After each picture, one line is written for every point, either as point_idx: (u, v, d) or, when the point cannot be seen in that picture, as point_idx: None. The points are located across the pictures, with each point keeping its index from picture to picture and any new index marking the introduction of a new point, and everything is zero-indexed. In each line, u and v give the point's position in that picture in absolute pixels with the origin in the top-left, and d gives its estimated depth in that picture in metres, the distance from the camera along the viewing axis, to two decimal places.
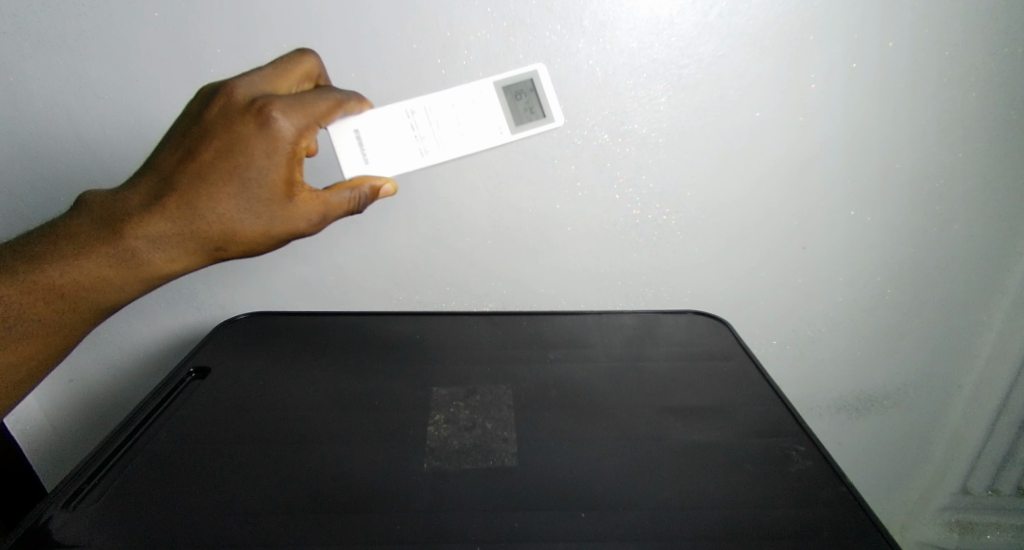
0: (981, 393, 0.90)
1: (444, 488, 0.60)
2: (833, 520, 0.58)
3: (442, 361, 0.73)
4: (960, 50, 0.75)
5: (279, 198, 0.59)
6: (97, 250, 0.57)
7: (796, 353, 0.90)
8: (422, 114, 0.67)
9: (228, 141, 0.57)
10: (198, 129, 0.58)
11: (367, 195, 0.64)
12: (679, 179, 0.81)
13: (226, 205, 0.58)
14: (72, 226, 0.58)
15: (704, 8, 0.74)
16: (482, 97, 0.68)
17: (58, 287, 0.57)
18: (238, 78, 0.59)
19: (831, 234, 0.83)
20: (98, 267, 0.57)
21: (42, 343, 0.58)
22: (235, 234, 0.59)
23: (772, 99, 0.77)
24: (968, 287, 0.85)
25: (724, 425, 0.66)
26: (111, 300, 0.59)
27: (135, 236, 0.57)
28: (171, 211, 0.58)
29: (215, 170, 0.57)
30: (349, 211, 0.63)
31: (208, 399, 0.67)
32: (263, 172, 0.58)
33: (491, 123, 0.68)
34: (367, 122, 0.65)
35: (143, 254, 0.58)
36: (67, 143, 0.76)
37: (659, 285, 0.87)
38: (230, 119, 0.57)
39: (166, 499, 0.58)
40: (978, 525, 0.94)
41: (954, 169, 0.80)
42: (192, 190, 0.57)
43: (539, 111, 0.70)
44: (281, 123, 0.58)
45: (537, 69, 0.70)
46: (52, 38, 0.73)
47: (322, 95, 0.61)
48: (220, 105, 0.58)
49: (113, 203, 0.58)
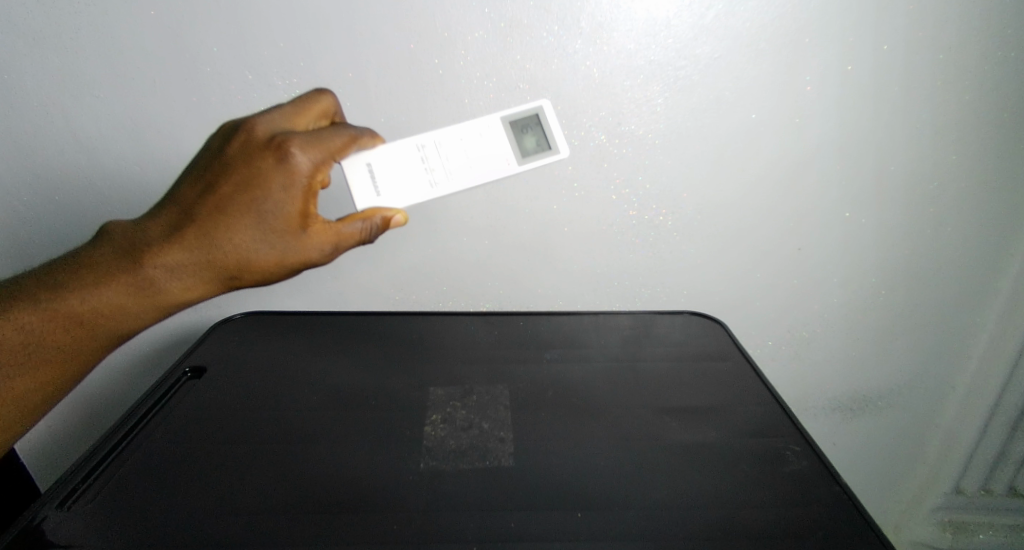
0: (974, 394, 0.91)
1: (440, 487, 0.60)
2: (830, 521, 0.59)
3: (439, 361, 0.73)
4: (952, 54, 0.75)
5: (293, 229, 0.60)
6: (116, 279, 0.58)
7: (789, 354, 0.91)
8: (432, 148, 0.68)
9: (247, 175, 0.58)
10: (217, 163, 0.59)
11: (378, 226, 0.64)
12: (676, 180, 0.81)
13: (242, 235, 0.59)
14: (94, 256, 0.59)
15: (700, 10, 0.74)
16: (490, 131, 0.69)
17: (78, 315, 0.58)
18: (259, 115, 0.60)
19: (825, 236, 0.84)
20: (117, 295, 0.58)
21: (58, 369, 0.58)
22: (249, 263, 0.60)
23: (769, 102, 0.78)
24: (961, 289, 0.86)
25: (719, 425, 0.66)
26: (130, 328, 0.60)
27: (153, 265, 0.58)
28: (189, 241, 0.58)
29: (233, 202, 0.58)
30: (361, 241, 0.64)
31: (204, 400, 0.67)
32: (279, 204, 0.59)
33: (497, 155, 0.69)
34: (379, 156, 0.66)
35: (161, 283, 0.59)
36: (62, 141, 0.76)
37: (655, 286, 0.87)
38: (250, 154, 0.59)
39: (168, 504, 0.58)
40: (970, 525, 0.96)
41: (947, 171, 0.80)
42: (210, 220, 0.58)
43: (545, 144, 0.71)
44: (298, 158, 0.59)
45: (542, 104, 0.72)
46: (47, 36, 0.72)
47: (338, 131, 0.63)
48: (240, 141, 0.59)
49: (134, 233, 0.59)
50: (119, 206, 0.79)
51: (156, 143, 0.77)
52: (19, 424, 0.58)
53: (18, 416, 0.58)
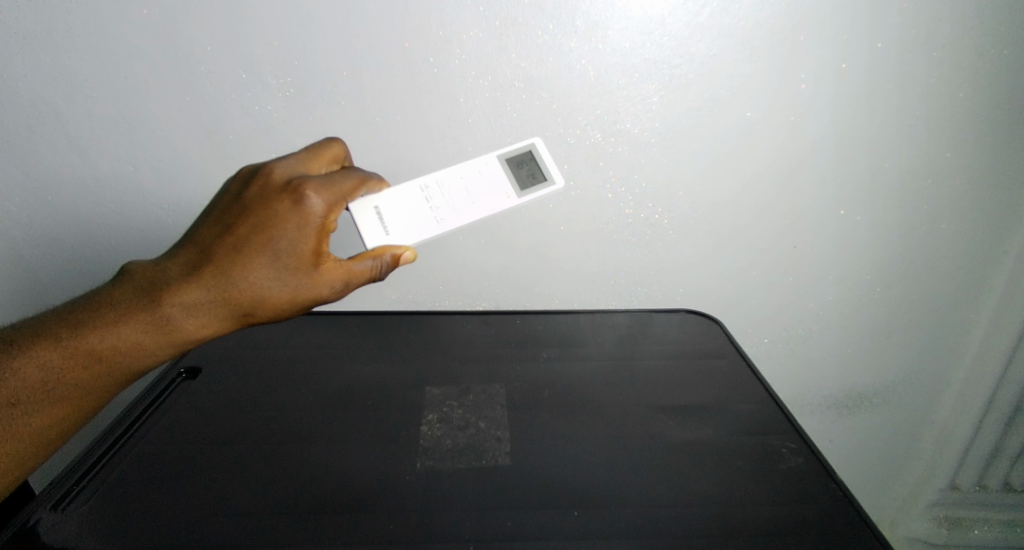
0: (968, 392, 0.91)
1: (435, 488, 0.60)
2: (826, 519, 0.59)
3: (435, 360, 0.73)
4: (946, 51, 0.75)
5: (306, 267, 0.61)
6: (135, 317, 0.58)
7: (785, 352, 0.91)
8: (435, 188, 0.70)
9: (264, 217, 0.60)
10: (237, 206, 0.60)
11: (388, 263, 0.65)
12: (672, 178, 0.81)
13: (257, 273, 0.59)
14: (113, 294, 0.59)
15: (695, 8, 0.74)
16: (488, 168, 0.72)
17: (97, 352, 0.57)
18: (276, 160, 0.62)
19: (820, 235, 0.84)
20: (135, 332, 0.58)
21: (73, 406, 0.58)
22: (263, 300, 0.60)
23: (763, 100, 0.77)
24: (955, 287, 0.86)
25: (715, 423, 0.66)
26: (148, 365, 0.59)
27: (172, 303, 0.58)
28: (207, 280, 0.59)
29: (249, 242, 0.59)
30: (370, 279, 0.65)
31: (199, 402, 0.67)
32: (293, 243, 0.60)
33: (497, 189, 0.71)
34: (386, 199, 0.68)
35: (178, 321, 0.59)
36: (55, 142, 0.76)
37: (652, 285, 0.88)
38: (267, 197, 0.60)
39: (171, 516, 0.57)
40: (966, 521, 0.97)
41: (941, 170, 0.80)
42: (227, 259, 0.59)
43: (541, 176, 0.74)
44: (313, 200, 0.60)
45: (534, 141, 0.75)
46: (39, 35, 0.72)
47: (349, 175, 0.64)
48: (258, 185, 0.61)
49: (152, 272, 0.59)
50: (113, 206, 0.79)
51: (150, 143, 0.77)
52: (34, 457, 0.58)
53: (31, 450, 0.57)
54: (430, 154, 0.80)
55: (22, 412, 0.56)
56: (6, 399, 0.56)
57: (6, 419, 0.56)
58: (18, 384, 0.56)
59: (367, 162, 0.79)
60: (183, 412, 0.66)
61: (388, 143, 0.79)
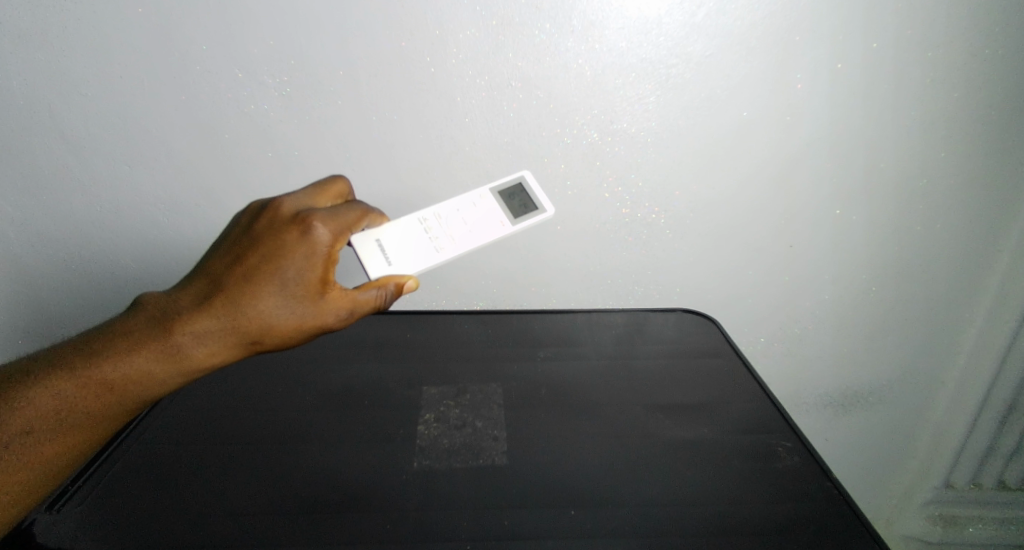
0: (962, 390, 0.92)
1: (433, 488, 0.60)
2: (822, 515, 0.59)
3: (431, 360, 0.72)
4: (940, 52, 0.75)
5: (313, 294, 0.60)
6: (147, 346, 0.58)
7: (782, 351, 0.92)
8: (433, 220, 0.70)
9: (272, 247, 0.60)
10: (246, 237, 0.61)
11: (392, 292, 0.64)
12: (668, 178, 0.81)
13: (265, 302, 0.59)
14: (126, 325, 0.59)
15: (691, 8, 0.74)
16: (482, 200, 0.73)
17: (110, 381, 0.57)
18: (284, 195, 0.63)
19: (816, 234, 0.84)
20: (146, 362, 0.58)
21: (85, 434, 0.57)
22: (271, 329, 0.60)
23: (760, 100, 0.78)
24: (949, 286, 0.86)
25: (712, 421, 0.67)
26: (159, 395, 0.59)
27: (183, 332, 0.58)
28: (216, 308, 0.59)
29: (258, 271, 0.60)
30: (375, 308, 0.64)
31: (196, 403, 0.66)
32: (300, 271, 0.60)
33: (493, 219, 0.71)
34: (387, 233, 0.68)
35: (188, 349, 0.58)
36: (51, 141, 0.76)
37: (648, 284, 0.88)
38: (276, 229, 0.61)
39: (174, 533, 0.56)
40: (960, 519, 0.98)
41: (936, 169, 0.80)
42: (237, 288, 0.59)
43: (532, 204, 0.74)
44: (319, 230, 0.61)
45: (524, 174, 0.76)
46: (34, 34, 0.72)
47: (353, 207, 0.65)
48: (267, 218, 0.61)
49: (164, 302, 0.59)
50: (109, 205, 0.79)
51: (146, 142, 0.77)
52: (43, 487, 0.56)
53: (44, 479, 0.56)
54: (427, 153, 0.80)
55: (35, 441, 0.56)
56: (20, 427, 0.55)
57: (19, 447, 0.55)
58: (32, 413, 0.56)
59: (365, 161, 0.79)
60: (185, 426, 0.64)
61: (385, 142, 0.79)
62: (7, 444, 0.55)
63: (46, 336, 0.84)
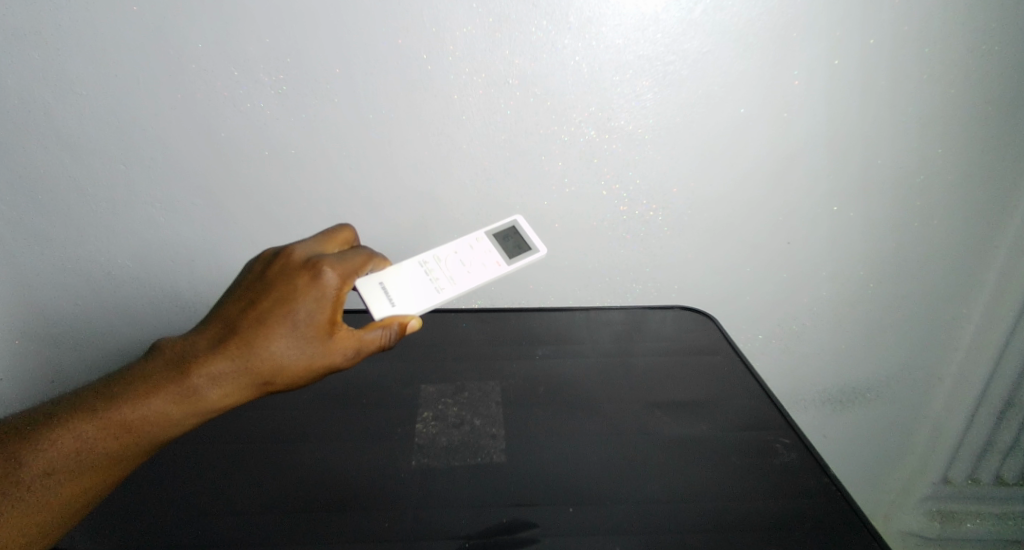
0: (960, 386, 0.92)
1: (432, 486, 0.60)
2: (819, 512, 0.59)
3: (430, 358, 0.72)
4: (936, 47, 0.75)
5: (322, 335, 0.59)
6: (164, 389, 0.56)
7: (780, 348, 0.92)
8: (432, 264, 0.70)
9: (285, 291, 0.59)
10: (259, 283, 0.60)
11: (397, 332, 0.63)
12: (666, 175, 0.81)
13: (277, 343, 0.58)
14: (143, 370, 0.57)
15: (688, 5, 0.74)
16: (478, 242, 0.73)
17: (128, 423, 0.55)
18: (294, 243, 0.63)
19: (814, 231, 0.84)
20: (162, 404, 0.56)
21: (102, 475, 0.55)
22: (283, 370, 0.58)
23: (757, 96, 0.77)
24: (946, 283, 0.86)
25: (709, 417, 0.67)
26: (173, 437, 0.57)
27: (199, 374, 0.57)
28: (231, 350, 0.58)
29: (270, 313, 0.59)
30: (381, 347, 0.62)
31: None
32: (311, 313, 0.59)
33: (490, 260, 0.71)
34: (389, 275, 0.67)
35: (203, 391, 0.57)
36: (46, 141, 0.76)
37: (647, 281, 0.88)
38: (288, 273, 0.60)
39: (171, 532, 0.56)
40: (958, 514, 0.98)
41: (933, 165, 0.80)
42: (249, 330, 0.58)
43: (526, 245, 0.74)
44: (329, 274, 0.60)
45: (516, 218, 0.75)
46: (29, 33, 0.71)
47: (359, 251, 0.65)
48: (279, 264, 0.61)
49: (180, 346, 0.58)
50: (105, 205, 0.79)
51: (142, 140, 0.76)
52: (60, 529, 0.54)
53: (61, 520, 0.54)
54: (423, 151, 0.79)
55: (54, 482, 0.53)
56: (40, 469, 0.53)
57: (40, 490, 0.53)
58: (50, 456, 0.53)
59: (362, 159, 0.79)
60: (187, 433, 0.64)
61: (382, 140, 0.79)
62: (28, 486, 0.53)
63: (42, 335, 0.84)
